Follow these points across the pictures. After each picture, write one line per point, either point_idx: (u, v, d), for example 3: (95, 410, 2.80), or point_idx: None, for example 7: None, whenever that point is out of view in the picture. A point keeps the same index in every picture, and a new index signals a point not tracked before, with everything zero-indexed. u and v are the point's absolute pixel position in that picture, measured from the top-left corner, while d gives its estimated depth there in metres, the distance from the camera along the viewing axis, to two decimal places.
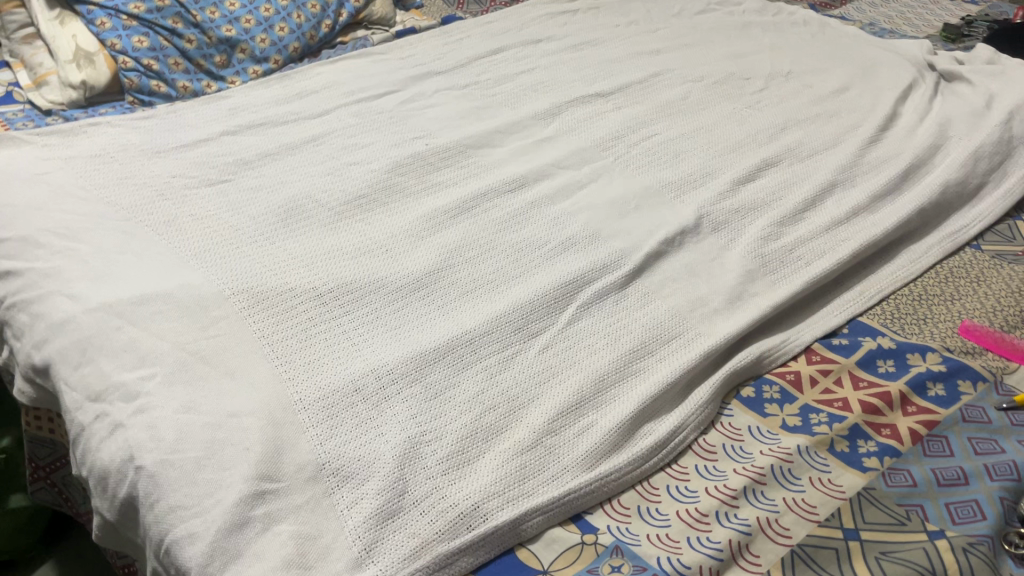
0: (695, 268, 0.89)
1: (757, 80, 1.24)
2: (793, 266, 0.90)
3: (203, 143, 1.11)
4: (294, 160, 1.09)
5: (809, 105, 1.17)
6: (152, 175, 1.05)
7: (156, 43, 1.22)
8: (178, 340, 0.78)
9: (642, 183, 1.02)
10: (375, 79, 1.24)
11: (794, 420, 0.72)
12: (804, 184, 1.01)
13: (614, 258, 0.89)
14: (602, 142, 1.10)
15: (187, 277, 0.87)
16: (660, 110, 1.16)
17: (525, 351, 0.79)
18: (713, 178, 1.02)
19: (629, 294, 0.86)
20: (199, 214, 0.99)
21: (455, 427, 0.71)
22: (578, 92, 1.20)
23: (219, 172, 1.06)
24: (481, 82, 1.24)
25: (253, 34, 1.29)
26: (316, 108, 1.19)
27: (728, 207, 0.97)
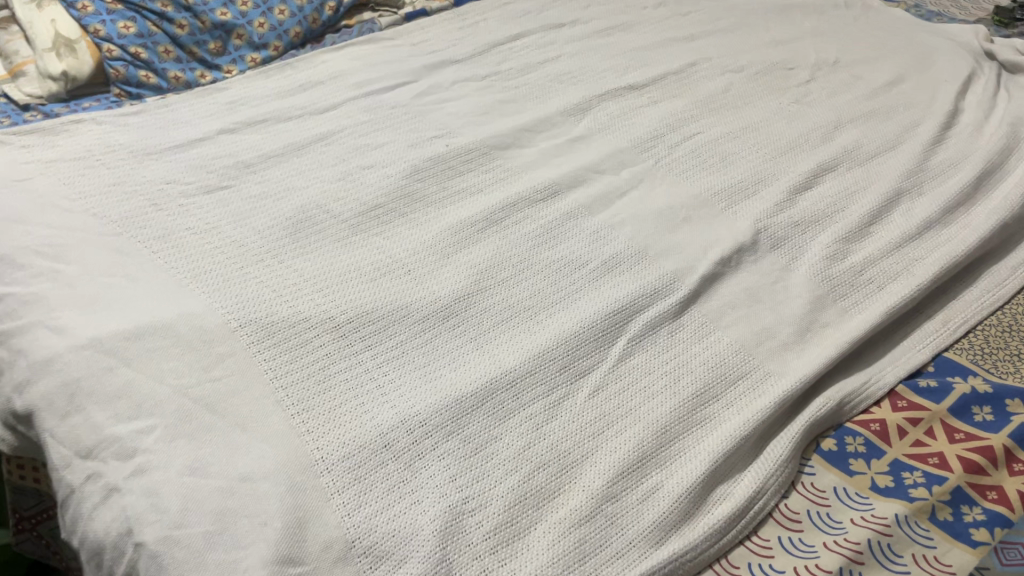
0: (756, 292, 0.80)
1: (801, 71, 1.14)
2: (865, 289, 0.80)
3: (199, 144, 1.01)
4: (301, 162, 0.99)
5: (861, 101, 1.08)
6: (143, 182, 0.94)
7: (144, 28, 1.11)
8: (179, 385, 0.69)
9: (688, 191, 0.93)
10: (387, 69, 1.14)
11: (886, 480, 0.64)
12: (868, 192, 0.91)
13: (666, 282, 0.80)
14: (640, 142, 1.00)
15: (187, 305, 0.77)
16: (699, 107, 1.06)
17: (573, 395, 0.70)
18: (766, 185, 0.93)
19: (685, 325, 0.77)
20: (197, 227, 0.89)
21: (501, 492, 0.62)
22: (610, 84, 1.10)
23: (218, 177, 0.96)
24: (502, 72, 1.14)
25: (250, 18, 1.18)
26: (323, 101, 1.08)
27: (787, 220, 0.87)
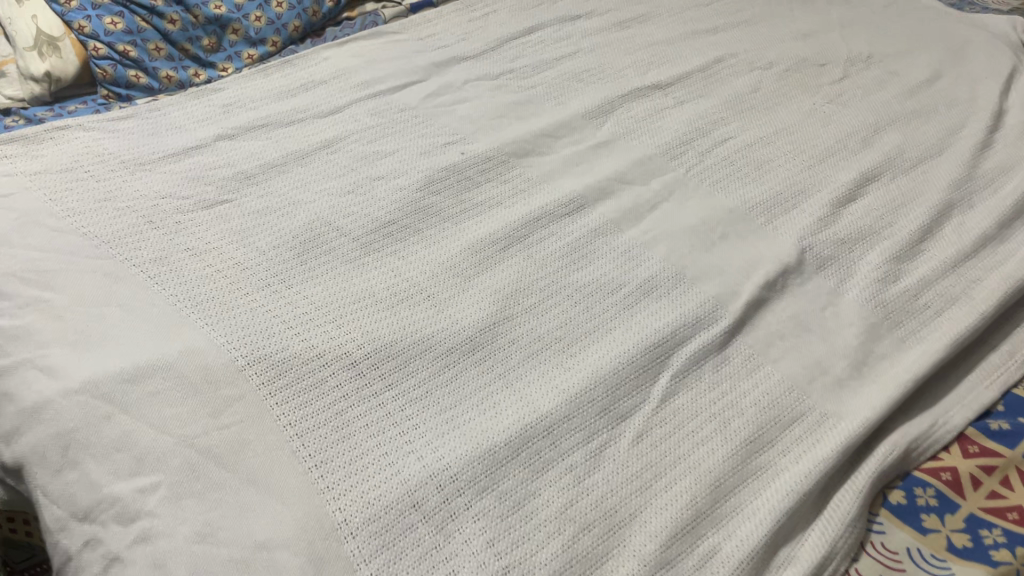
0: (805, 320, 0.74)
1: (834, 65, 1.07)
2: (922, 315, 0.75)
3: (194, 153, 0.94)
4: (305, 172, 0.92)
5: (900, 98, 1.01)
6: (135, 196, 0.87)
7: (132, 25, 1.03)
8: (184, 436, 0.63)
9: (723, 204, 0.86)
10: (392, 67, 1.06)
11: (963, 539, 0.59)
12: (916, 205, 0.85)
13: (708, 310, 0.74)
14: (668, 149, 0.94)
15: (189, 341, 0.71)
16: (728, 108, 1.00)
17: (616, 441, 0.64)
18: (807, 196, 0.87)
19: (731, 358, 0.71)
20: (197, 247, 0.83)
21: (543, 559, 0.57)
22: (632, 83, 1.03)
23: (217, 190, 0.89)
24: (516, 70, 1.06)
25: (247, 11, 1.10)
26: (326, 104, 1.01)
27: (833, 237, 0.81)
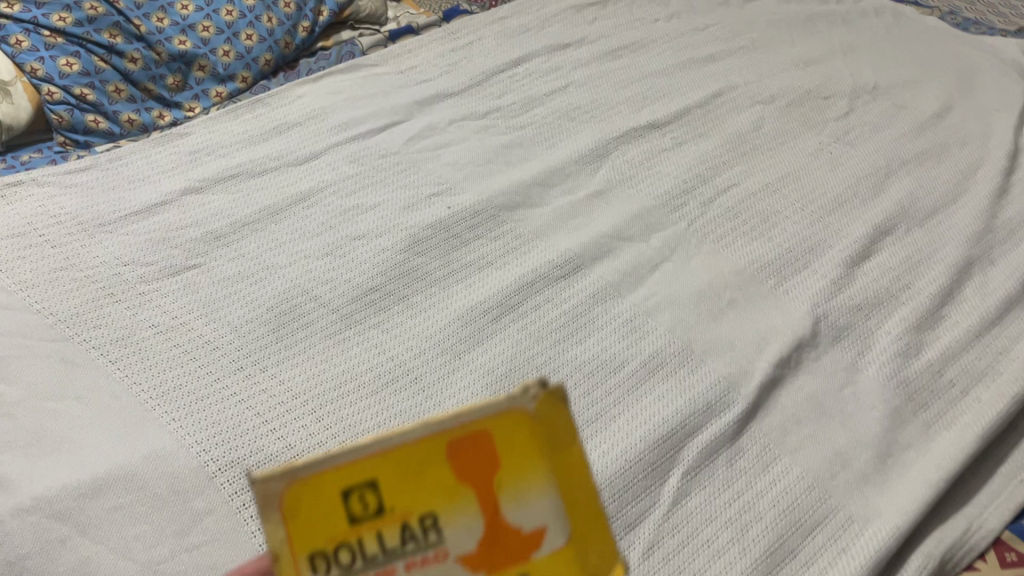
0: (823, 402, 0.69)
1: (839, 98, 1.02)
2: (946, 395, 0.70)
3: (159, 210, 0.87)
4: (279, 231, 0.86)
5: (910, 137, 0.96)
6: (94, 264, 0.81)
7: (89, 65, 0.95)
8: (148, 561, 0.58)
9: (729, 264, 0.81)
10: (371, 107, 1.00)
11: None
12: (934, 262, 0.80)
13: (719, 393, 0.69)
14: (668, 199, 0.88)
15: (153, 442, 0.65)
16: (729, 149, 0.94)
17: (626, 556, 0.59)
18: (818, 254, 0.81)
19: (745, 450, 0.66)
20: (163, 323, 0.76)
21: None
22: (627, 123, 0.97)
23: (184, 254, 0.83)
24: (503, 107, 1.00)
25: (213, 46, 1.03)
26: (301, 150, 0.94)
27: (848, 303, 0.76)
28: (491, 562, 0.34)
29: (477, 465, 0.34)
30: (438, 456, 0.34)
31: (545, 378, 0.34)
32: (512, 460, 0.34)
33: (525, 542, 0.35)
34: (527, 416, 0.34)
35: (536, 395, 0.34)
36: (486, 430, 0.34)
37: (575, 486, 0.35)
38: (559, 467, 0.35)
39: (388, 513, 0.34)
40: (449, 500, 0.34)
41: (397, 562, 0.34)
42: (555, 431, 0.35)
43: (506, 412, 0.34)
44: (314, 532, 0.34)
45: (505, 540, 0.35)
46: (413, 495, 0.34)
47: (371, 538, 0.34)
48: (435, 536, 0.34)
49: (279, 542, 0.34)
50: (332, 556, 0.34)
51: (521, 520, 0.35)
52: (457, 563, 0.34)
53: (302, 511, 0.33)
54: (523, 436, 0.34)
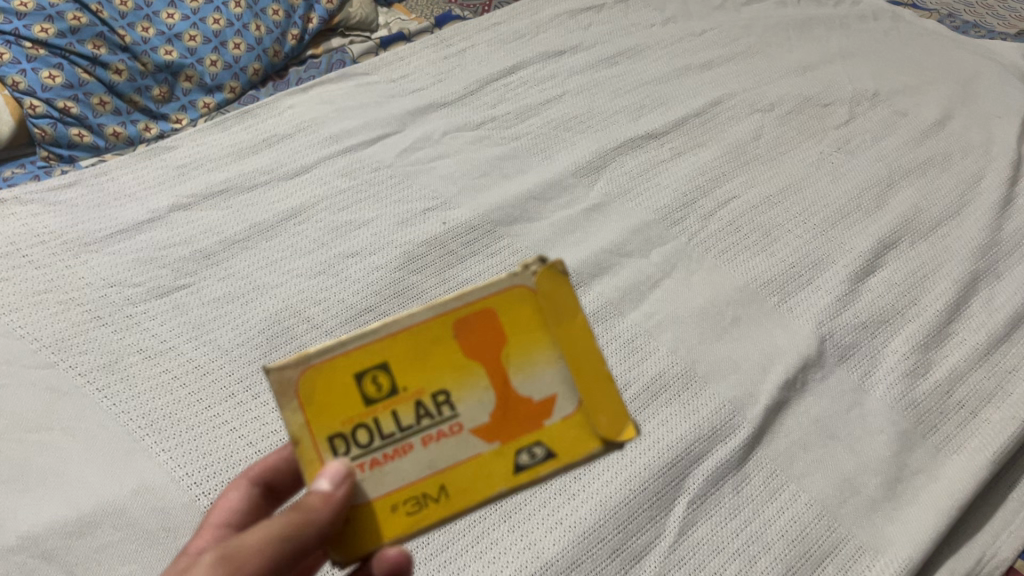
0: (830, 425, 0.68)
1: (840, 105, 1.00)
2: (955, 417, 0.68)
3: (146, 228, 0.85)
4: (270, 249, 0.83)
5: (912, 145, 0.94)
6: (80, 285, 0.78)
7: (72, 77, 0.92)
8: None
9: (732, 280, 0.79)
10: (363, 118, 0.97)
11: None
12: (940, 277, 0.79)
13: (724, 418, 0.67)
14: (668, 212, 0.86)
15: (143, 474, 0.64)
16: (729, 159, 0.92)
17: None
18: (822, 269, 0.79)
19: (751, 476, 0.65)
20: (152, 347, 0.74)
21: None
22: (625, 133, 0.95)
23: (173, 273, 0.80)
24: (498, 117, 0.98)
25: (201, 56, 1.00)
26: (292, 163, 0.92)
27: (854, 320, 0.75)
28: (504, 427, 0.43)
29: (482, 341, 0.43)
30: (447, 333, 0.43)
31: (545, 255, 0.43)
32: (515, 333, 0.43)
33: (536, 407, 0.43)
34: (527, 291, 0.43)
35: (537, 271, 0.43)
36: (488, 308, 0.43)
37: (579, 357, 0.43)
38: (559, 341, 0.43)
39: (403, 387, 0.43)
40: (457, 373, 0.43)
41: (416, 434, 0.43)
42: (552, 307, 0.43)
43: (508, 291, 0.43)
44: (339, 411, 0.42)
45: (514, 407, 0.43)
46: (424, 372, 0.43)
47: (389, 411, 0.42)
48: (447, 406, 0.43)
49: (308, 425, 0.42)
50: (354, 432, 0.42)
51: (529, 389, 0.43)
52: (473, 428, 0.43)
53: (330, 393, 0.42)
54: (524, 313, 0.43)
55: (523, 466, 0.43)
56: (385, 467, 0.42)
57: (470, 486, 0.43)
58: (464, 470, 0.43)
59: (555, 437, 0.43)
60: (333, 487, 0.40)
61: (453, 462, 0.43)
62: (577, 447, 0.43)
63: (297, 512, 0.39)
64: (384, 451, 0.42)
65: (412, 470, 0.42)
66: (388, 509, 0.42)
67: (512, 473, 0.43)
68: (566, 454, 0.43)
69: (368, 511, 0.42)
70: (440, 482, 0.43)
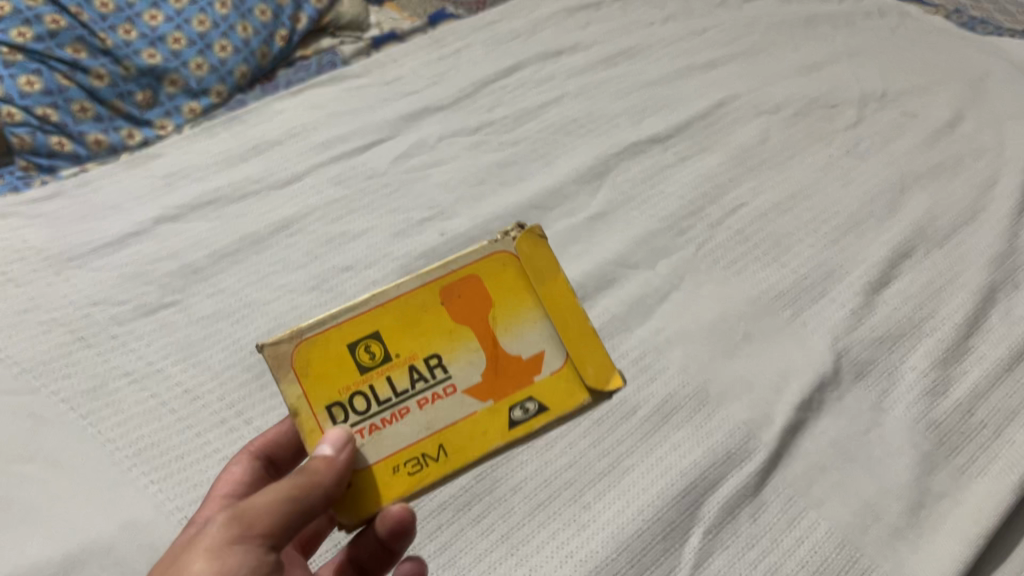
0: (849, 447, 0.65)
1: (848, 107, 0.97)
2: (979, 436, 0.66)
3: (131, 242, 0.81)
4: (261, 262, 0.80)
5: (922, 149, 0.91)
6: (61, 305, 0.75)
7: (52, 83, 0.88)
8: None
9: (742, 293, 0.76)
10: (355, 123, 0.94)
11: None
12: (957, 288, 0.76)
13: (740, 441, 0.65)
14: (674, 220, 0.83)
15: (130, 508, 0.60)
16: (735, 164, 0.89)
17: None
18: (835, 281, 0.77)
19: (769, 503, 0.62)
20: (138, 370, 0.71)
21: None
22: (627, 137, 0.92)
23: (159, 290, 0.77)
24: (495, 122, 0.95)
25: (186, 59, 0.96)
26: (283, 171, 0.89)
27: (870, 336, 0.72)
28: (495, 385, 0.50)
29: (468, 306, 0.50)
30: (436, 300, 0.50)
31: (523, 222, 0.52)
32: (499, 295, 0.51)
33: (524, 363, 0.50)
34: (508, 256, 0.51)
35: (516, 236, 0.51)
36: (473, 275, 0.51)
37: (561, 313, 0.51)
38: (541, 300, 0.51)
39: (396, 352, 0.50)
40: (448, 337, 0.50)
41: (412, 398, 0.49)
42: (533, 269, 0.51)
43: (489, 258, 0.51)
44: (338, 378, 0.49)
45: (504, 365, 0.50)
46: (415, 338, 0.50)
47: (385, 376, 0.49)
48: (440, 367, 0.50)
49: (309, 394, 0.49)
50: (353, 398, 0.49)
51: (517, 348, 0.50)
52: (466, 388, 0.50)
53: (329, 363, 0.49)
54: (506, 278, 0.51)
55: (517, 421, 0.50)
56: (384, 431, 0.49)
57: (468, 443, 0.49)
58: (461, 429, 0.50)
59: (544, 390, 0.50)
60: (335, 452, 0.46)
61: (451, 422, 0.49)
62: (567, 398, 0.50)
63: (303, 475, 0.44)
64: (382, 416, 0.49)
65: (410, 432, 0.49)
66: (390, 469, 0.49)
67: (507, 427, 0.50)
68: (556, 405, 0.50)
69: (369, 474, 0.48)
70: (438, 441, 0.49)
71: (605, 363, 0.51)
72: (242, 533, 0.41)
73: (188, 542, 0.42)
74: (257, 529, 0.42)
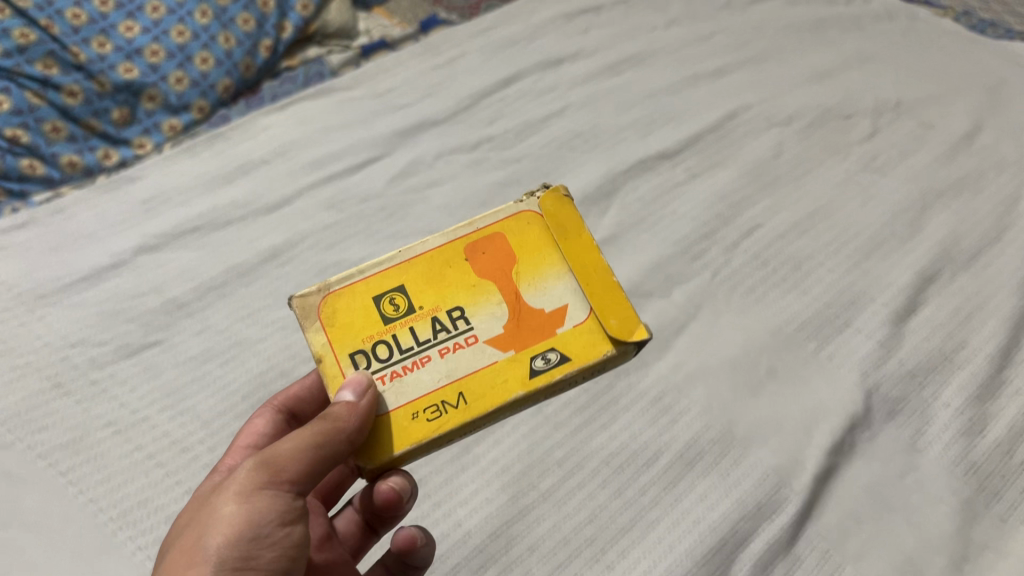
0: (885, 494, 0.61)
1: (862, 118, 0.93)
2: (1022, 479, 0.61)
3: (110, 275, 0.76)
4: (252, 296, 0.75)
5: (941, 163, 0.87)
6: (37, 346, 0.69)
7: (22, 102, 0.82)
8: None
9: (763, 323, 0.72)
10: (348, 139, 0.89)
11: None
12: (989, 314, 0.72)
13: (770, 491, 0.61)
14: (688, 244, 0.79)
15: None
16: (749, 181, 0.85)
17: None
18: (860, 309, 0.73)
19: (803, 559, 0.58)
20: (123, 418, 0.66)
21: None
22: (634, 152, 0.88)
23: (143, 327, 0.72)
24: (495, 137, 0.90)
25: (164, 72, 0.90)
26: (272, 193, 0.84)
27: (900, 370, 0.68)
28: (517, 336, 0.49)
29: (492, 262, 0.52)
30: (461, 257, 0.52)
31: (550, 183, 0.53)
32: (523, 250, 0.51)
33: (548, 316, 0.50)
34: (534, 215, 0.53)
35: (542, 195, 0.53)
36: (499, 234, 0.52)
37: (586, 266, 0.51)
38: (565, 255, 0.51)
39: (420, 305, 0.51)
40: (471, 290, 0.51)
41: (433, 346, 0.50)
42: (557, 224, 0.51)
43: (516, 218, 0.52)
44: (362, 328, 0.50)
45: (526, 318, 0.50)
46: (437, 291, 0.51)
47: (408, 327, 0.50)
48: (462, 319, 0.50)
49: (332, 343, 0.50)
50: (375, 346, 0.50)
51: (541, 301, 0.50)
52: (487, 337, 0.50)
53: (354, 313, 0.51)
54: (532, 235, 0.52)
55: (539, 370, 0.49)
56: (404, 378, 0.49)
57: (488, 391, 0.48)
58: (481, 379, 0.49)
59: (566, 342, 0.49)
60: (358, 398, 0.47)
61: (471, 371, 0.49)
62: (590, 350, 0.49)
63: (327, 422, 0.45)
64: (403, 365, 0.49)
65: (430, 380, 0.49)
66: (409, 418, 0.48)
67: (527, 377, 0.49)
68: (579, 356, 0.49)
69: (388, 423, 0.48)
70: (459, 390, 0.48)
71: (631, 316, 0.49)
72: (270, 480, 0.44)
73: (220, 487, 0.45)
74: (284, 475, 0.44)
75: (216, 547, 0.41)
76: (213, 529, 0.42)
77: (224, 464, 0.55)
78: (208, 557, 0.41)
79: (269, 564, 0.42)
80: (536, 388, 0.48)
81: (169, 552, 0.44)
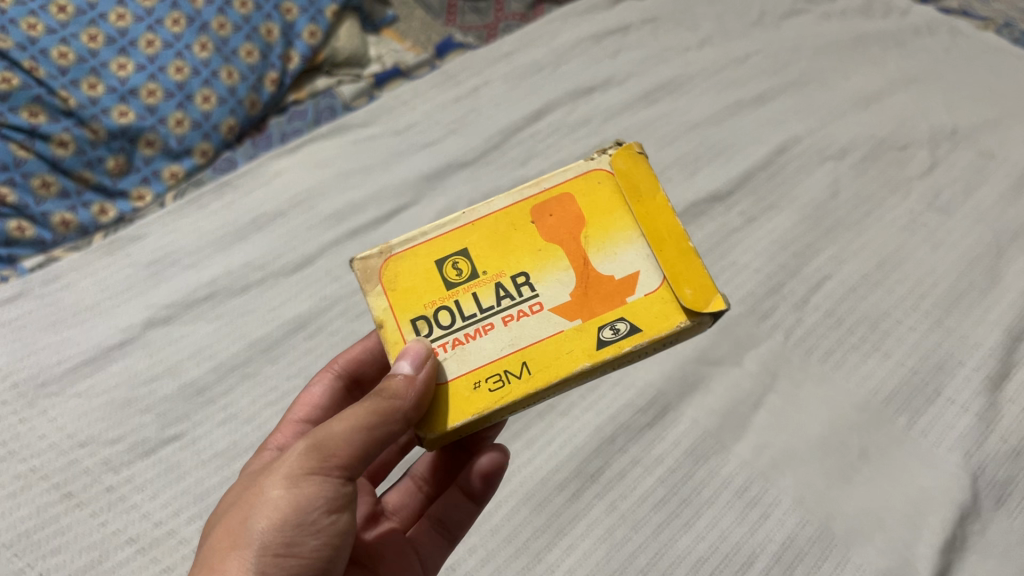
0: None
1: (917, 149, 0.86)
2: None
3: (118, 355, 0.68)
4: (278, 376, 0.68)
5: (1012, 198, 0.80)
6: (41, 449, 0.62)
7: (7, 156, 0.74)
8: None
9: (847, 395, 0.66)
10: (370, 187, 0.81)
11: None
12: None
13: None
14: (753, 303, 0.72)
15: None
16: (810, 226, 0.79)
17: None
18: (951, 374, 0.66)
19: None
20: (147, 533, 0.59)
21: None
22: (682, 197, 0.82)
23: (160, 420, 0.64)
24: (530, 178, 0.83)
25: (163, 114, 0.81)
26: (291, 252, 0.76)
27: (1004, 447, 0.62)
28: (585, 304, 0.44)
29: (560, 225, 0.46)
30: (527, 220, 0.46)
31: (622, 141, 0.47)
32: (592, 211, 0.46)
33: (617, 284, 0.44)
34: (603, 174, 0.47)
35: (613, 153, 0.47)
36: (567, 194, 0.46)
37: (659, 229, 0.44)
38: (636, 217, 0.45)
39: (484, 269, 0.45)
40: (537, 254, 0.45)
41: (497, 314, 0.44)
42: (627, 181, 0.45)
43: (586, 177, 0.47)
44: (423, 292, 0.45)
45: (594, 285, 0.44)
46: (502, 255, 0.45)
47: (471, 293, 0.45)
48: (528, 285, 0.45)
49: (394, 307, 0.45)
50: (437, 313, 0.45)
51: (612, 268, 0.44)
52: (553, 305, 0.44)
53: (415, 277, 0.46)
54: (602, 195, 0.46)
55: (607, 340, 0.43)
56: (467, 345, 0.44)
57: (553, 360, 0.43)
58: (546, 347, 0.43)
59: (636, 310, 0.43)
60: (415, 371, 0.41)
61: (534, 341, 0.43)
62: (662, 320, 0.43)
63: (382, 401, 0.40)
64: (466, 331, 0.44)
65: (492, 349, 0.43)
66: (470, 387, 0.43)
67: (594, 348, 0.43)
68: (651, 326, 0.43)
69: (447, 391, 0.43)
70: (522, 358, 0.43)
71: (707, 284, 0.43)
72: (320, 464, 0.40)
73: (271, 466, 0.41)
74: (334, 459, 0.40)
75: (259, 533, 0.39)
76: (258, 513, 0.39)
77: (275, 440, 0.54)
78: (252, 544, 0.39)
79: (312, 552, 0.40)
80: (604, 361, 0.42)
81: (216, 528, 0.41)
